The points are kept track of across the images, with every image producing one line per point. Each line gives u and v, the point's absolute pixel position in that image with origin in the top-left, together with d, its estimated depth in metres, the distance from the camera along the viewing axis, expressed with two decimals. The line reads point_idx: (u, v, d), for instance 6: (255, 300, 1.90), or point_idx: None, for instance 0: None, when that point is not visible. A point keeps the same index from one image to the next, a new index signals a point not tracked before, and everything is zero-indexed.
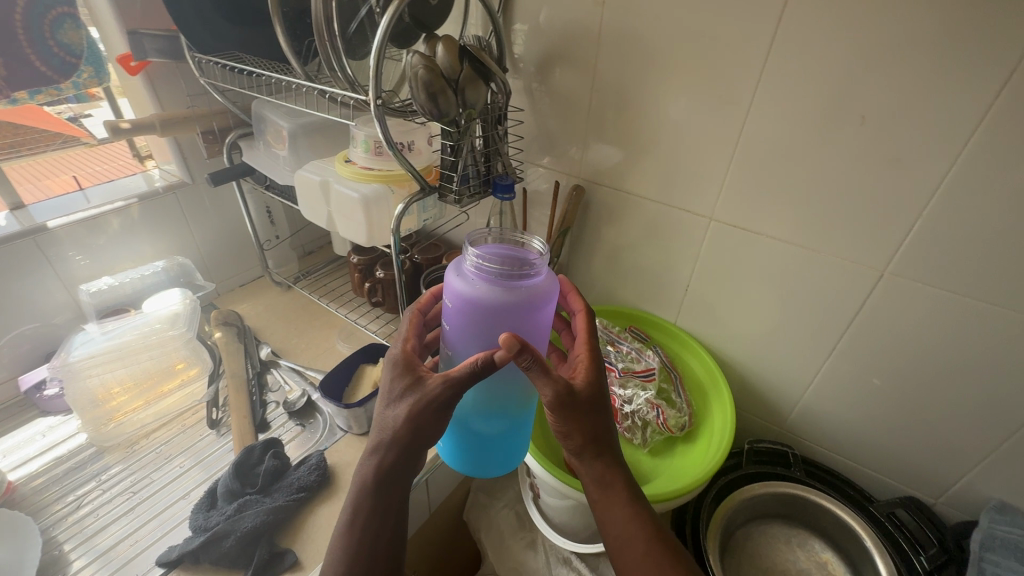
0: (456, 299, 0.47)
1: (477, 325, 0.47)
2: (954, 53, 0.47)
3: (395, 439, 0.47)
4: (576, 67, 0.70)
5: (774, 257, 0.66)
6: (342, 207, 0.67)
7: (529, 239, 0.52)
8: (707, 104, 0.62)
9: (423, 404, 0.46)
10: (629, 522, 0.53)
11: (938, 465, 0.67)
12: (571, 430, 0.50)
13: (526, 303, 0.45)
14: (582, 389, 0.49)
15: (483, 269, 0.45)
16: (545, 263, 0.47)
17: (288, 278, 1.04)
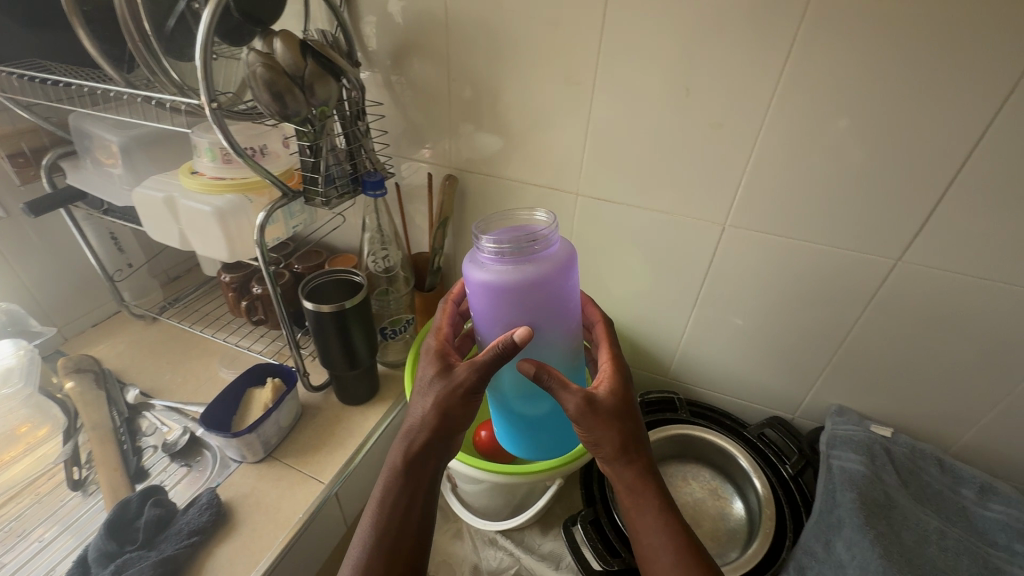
0: (473, 285, 0.49)
1: (497, 310, 0.49)
2: (748, 28, 0.53)
3: (425, 426, 0.52)
4: (430, 57, 0.70)
5: (637, 223, 0.72)
6: (194, 222, 0.61)
7: (534, 215, 0.54)
8: (557, 87, 0.65)
9: (447, 392, 0.51)
10: (660, 529, 0.53)
11: (790, 384, 0.78)
12: (601, 442, 0.51)
13: (541, 278, 0.47)
14: (605, 401, 0.51)
15: (499, 255, 0.48)
16: (554, 235, 0.49)
17: (151, 309, 0.94)
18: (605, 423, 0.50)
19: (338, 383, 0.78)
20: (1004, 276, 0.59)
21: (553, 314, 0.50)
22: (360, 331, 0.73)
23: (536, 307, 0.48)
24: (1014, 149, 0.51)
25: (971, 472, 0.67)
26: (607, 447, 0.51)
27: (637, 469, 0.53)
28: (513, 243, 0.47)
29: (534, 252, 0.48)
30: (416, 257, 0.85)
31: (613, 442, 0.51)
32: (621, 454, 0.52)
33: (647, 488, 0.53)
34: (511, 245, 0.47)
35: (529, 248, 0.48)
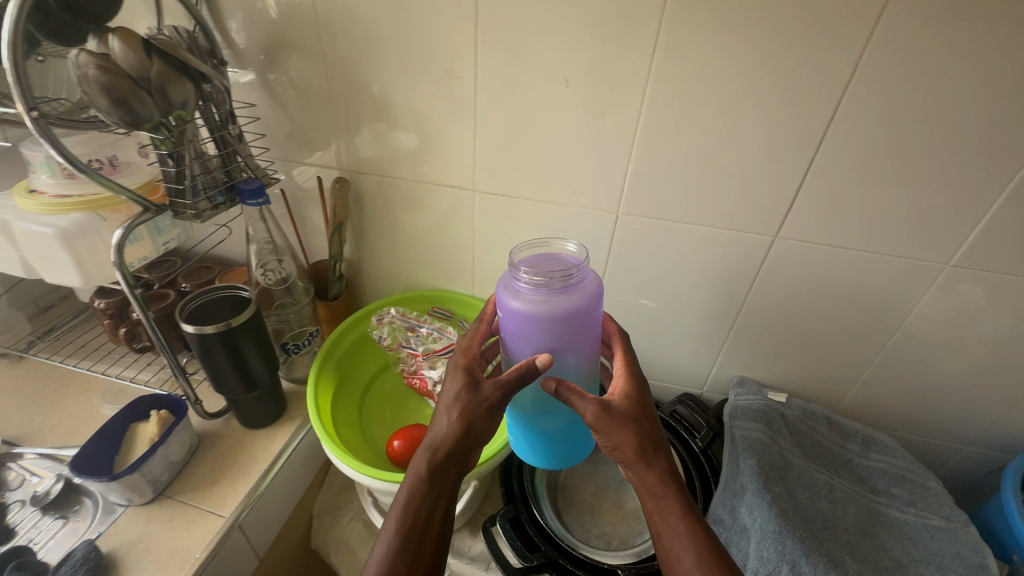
0: (510, 313, 0.51)
1: (529, 333, 0.52)
2: (615, 19, 0.54)
3: (448, 438, 0.52)
4: (304, 54, 0.66)
5: (536, 216, 0.72)
6: (36, 247, 0.55)
7: (565, 244, 0.56)
8: (440, 82, 0.63)
9: (473, 404, 0.52)
10: (684, 535, 0.51)
11: (695, 361, 0.82)
12: (619, 446, 0.52)
13: (573, 311, 0.50)
14: (624, 406, 0.52)
15: (534, 285, 0.50)
16: (587, 270, 0.52)
17: (15, 346, 0.83)
18: (624, 426, 0.51)
19: (237, 408, 0.73)
20: (864, 244, 0.64)
21: (579, 344, 0.53)
22: (255, 351, 0.68)
23: (564, 338, 0.51)
24: (858, 126, 0.56)
25: (854, 426, 0.73)
26: (627, 451, 0.51)
27: (659, 472, 0.52)
28: (548, 278, 0.50)
29: (570, 287, 0.50)
30: (315, 266, 0.81)
31: (631, 446, 0.51)
32: (639, 458, 0.52)
33: (669, 494, 0.52)
34: (546, 279, 0.50)
35: (563, 281, 0.50)
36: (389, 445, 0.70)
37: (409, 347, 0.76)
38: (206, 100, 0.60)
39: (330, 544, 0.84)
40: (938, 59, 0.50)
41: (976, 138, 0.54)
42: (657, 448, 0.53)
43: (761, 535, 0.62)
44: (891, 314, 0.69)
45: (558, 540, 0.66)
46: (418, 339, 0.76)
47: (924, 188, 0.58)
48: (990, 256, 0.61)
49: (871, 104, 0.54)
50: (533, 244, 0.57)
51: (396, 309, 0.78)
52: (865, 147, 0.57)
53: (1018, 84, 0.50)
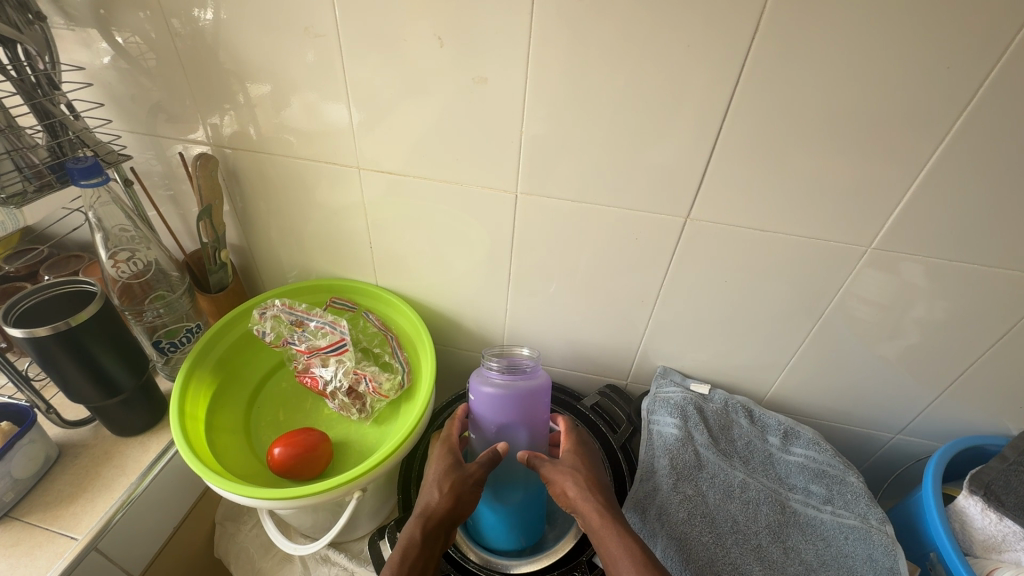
0: (479, 399, 0.64)
1: (490, 419, 0.64)
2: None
3: (436, 510, 0.56)
4: (140, 7, 0.56)
5: (431, 197, 0.65)
6: None
7: (522, 351, 0.70)
8: (299, 42, 0.55)
9: (460, 478, 0.58)
10: (629, 554, 0.50)
11: (616, 350, 0.77)
12: (562, 487, 0.57)
13: (524, 404, 0.63)
14: (565, 456, 0.60)
15: (493, 383, 0.63)
16: (540, 365, 0.66)
17: None
18: (565, 469, 0.58)
19: (104, 418, 0.65)
20: (782, 225, 0.58)
21: (535, 425, 0.64)
22: (109, 354, 0.60)
23: (523, 419, 0.63)
24: (764, 90, 0.49)
25: (775, 418, 0.69)
26: (569, 487, 0.56)
27: (598, 501, 0.55)
28: (511, 367, 0.64)
29: (523, 379, 0.63)
30: (193, 253, 0.72)
31: (573, 481, 0.57)
32: (576, 490, 0.56)
33: (609, 517, 0.54)
34: (509, 368, 0.64)
35: (515, 381, 0.63)
36: (271, 453, 0.64)
37: (291, 343, 0.69)
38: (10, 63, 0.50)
39: (230, 555, 0.78)
40: (850, 8, 0.43)
41: (893, 103, 0.48)
42: (600, 484, 0.58)
43: (666, 543, 0.58)
44: (811, 298, 0.64)
45: (451, 552, 0.63)
46: (308, 334, 0.70)
47: (839, 162, 0.52)
48: (911, 235, 0.56)
49: (778, 63, 0.47)
50: (500, 349, 0.70)
51: (282, 301, 0.70)
52: (774, 113, 0.50)
53: (937, 39, 0.44)
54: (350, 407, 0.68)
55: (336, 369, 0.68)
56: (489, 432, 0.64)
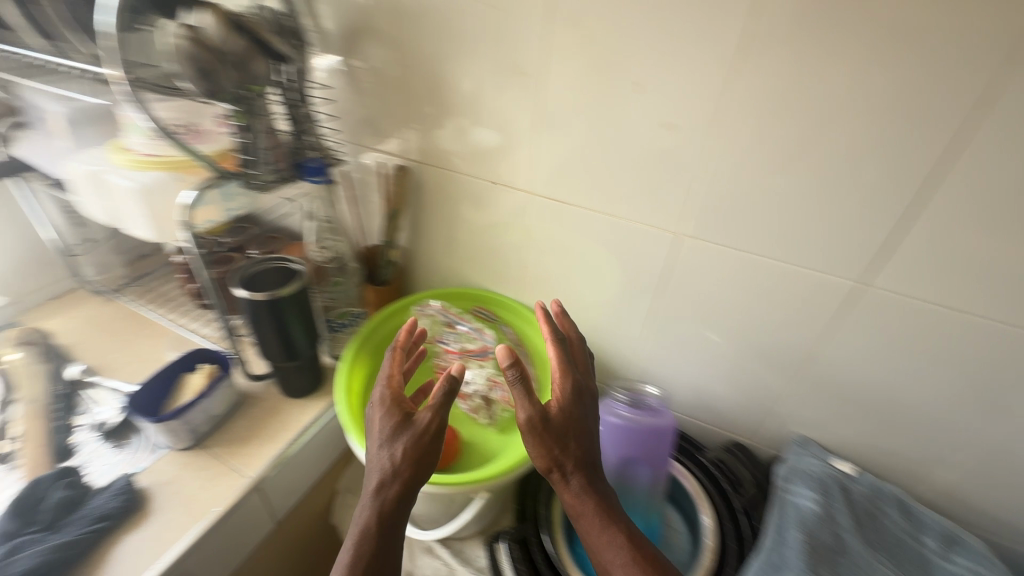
0: (602, 429, 0.66)
1: (615, 450, 0.65)
2: (693, 16, 0.49)
3: (398, 477, 0.49)
4: (377, 39, 0.66)
5: (591, 227, 0.68)
6: (117, 200, 0.59)
7: (645, 388, 0.71)
8: (506, 79, 0.62)
9: (417, 439, 0.51)
10: (615, 546, 0.49)
11: (751, 409, 0.74)
12: (545, 454, 0.50)
13: (647, 440, 0.64)
14: (553, 416, 0.52)
15: (617, 418, 0.65)
16: (665, 406, 0.67)
17: (110, 287, 0.93)
18: (554, 442, 0.50)
19: (278, 376, 0.76)
20: (978, 309, 0.54)
21: (657, 462, 0.65)
22: (299, 324, 0.70)
23: (645, 456, 0.64)
24: (982, 165, 0.46)
25: (934, 518, 0.62)
26: (548, 463, 0.50)
27: (581, 484, 0.51)
28: (636, 403, 0.66)
29: (648, 416, 0.65)
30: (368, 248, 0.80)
31: (554, 456, 0.50)
32: (562, 469, 0.50)
33: (592, 504, 0.50)
34: (634, 405, 0.66)
35: (639, 419, 0.64)
36: None
37: (445, 343, 0.77)
38: (283, 79, 0.61)
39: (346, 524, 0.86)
40: None
41: None
42: (587, 456, 0.52)
43: None
44: (998, 394, 0.58)
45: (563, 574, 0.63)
46: (458, 336, 0.76)
47: None
48: None
49: (1006, 138, 0.45)
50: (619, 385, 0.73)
51: (439, 304, 0.79)
52: (990, 187, 0.47)
53: None
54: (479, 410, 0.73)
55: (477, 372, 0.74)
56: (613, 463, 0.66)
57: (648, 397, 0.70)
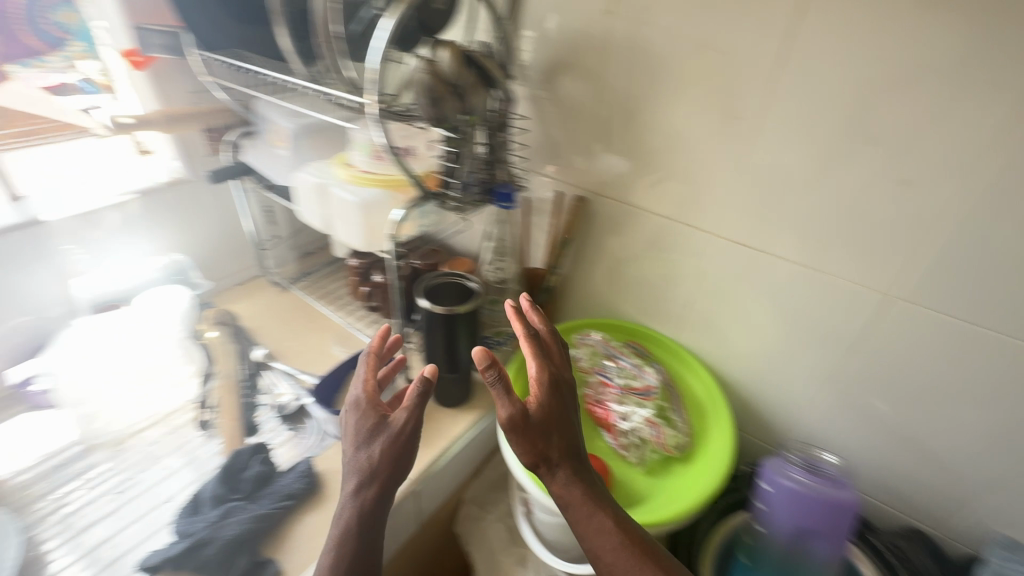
0: (776, 492, 0.62)
1: (790, 518, 0.61)
2: (953, 66, 0.47)
3: (374, 477, 0.54)
4: (581, 74, 0.69)
5: (781, 276, 0.65)
6: (340, 211, 0.65)
7: (818, 452, 0.66)
8: (715, 120, 0.61)
9: (393, 439, 0.55)
10: (605, 536, 0.48)
11: (946, 500, 0.65)
12: (530, 450, 0.50)
13: (829, 512, 0.59)
14: (537, 408, 0.51)
15: (794, 482, 0.60)
16: (846, 476, 0.61)
17: (285, 279, 1.03)
18: (536, 434, 0.50)
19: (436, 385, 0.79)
20: None
21: (837, 537, 0.60)
22: (466, 338, 0.72)
23: (826, 529, 0.59)
24: None
25: None
26: (536, 458, 0.50)
27: (569, 474, 0.50)
28: (814, 469, 0.62)
29: (831, 485, 0.60)
30: (529, 269, 0.81)
31: (540, 450, 0.50)
32: (548, 462, 0.50)
33: (579, 493, 0.49)
34: (812, 470, 0.62)
35: (819, 487, 0.60)
36: None
37: (605, 375, 0.74)
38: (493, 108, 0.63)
39: (472, 537, 0.87)
40: None
41: None
42: (567, 445, 0.51)
43: None
44: None
45: None
46: (618, 370, 0.73)
47: None
48: None
49: None
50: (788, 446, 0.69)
51: (600, 335, 0.78)
52: None
53: None
54: (631, 447, 0.70)
55: (635, 411, 0.70)
56: (787, 531, 0.62)
57: (825, 463, 0.65)
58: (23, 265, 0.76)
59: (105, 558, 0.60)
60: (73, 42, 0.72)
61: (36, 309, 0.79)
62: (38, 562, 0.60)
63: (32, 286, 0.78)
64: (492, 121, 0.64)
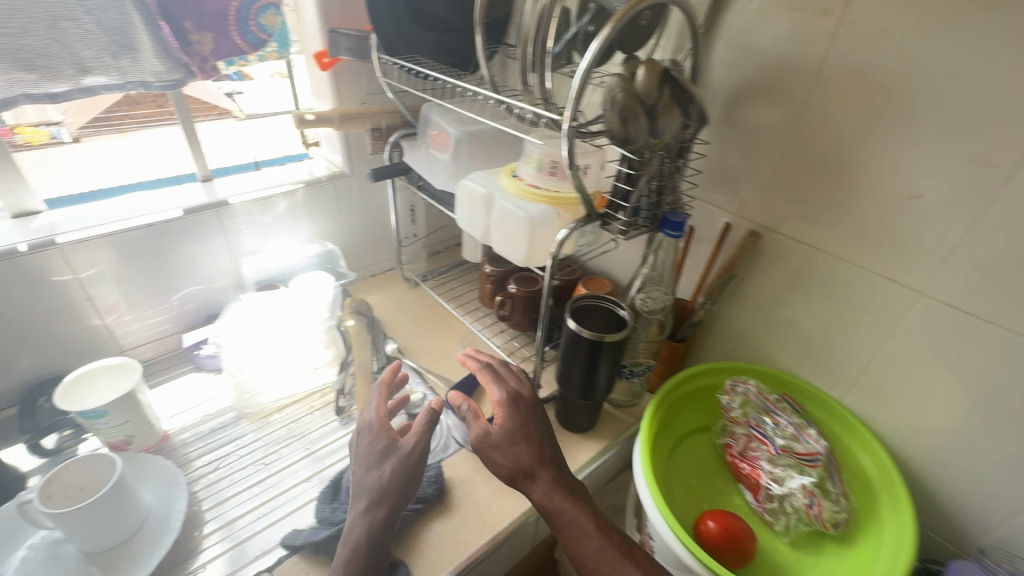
0: None
1: None
2: None
3: (382, 497, 0.56)
4: (779, 100, 0.63)
5: (1006, 353, 0.54)
6: (505, 223, 0.64)
7: None
8: (950, 164, 0.52)
9: (399, 460, 0.59)
10: (590, 534, 0.54)
11: None
12: (510, 460, 0.59)
13: None
14: (505, 424, 0.61)
15: None
16: None
17: (416, 276, 1.06)
18: (505, 445, 0.59)
19: (563, 405, 0.77)
20: None
21: None
22: (608, 366, 0.68)
23: None
24: None
25: None
26: (512, 466, 0.58)
27: (546, 478, 0.58)
28: None
29: None
30: (679, 301, 0.77)
31: (514, 459, 0.59)
32: (527, 472, 0.58)
33: (558, 498, 0.56)
34: None
35: None
36: (702, 523, 0.64)
37: (760, 431, 0.66)
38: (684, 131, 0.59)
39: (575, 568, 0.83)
40: None
41: None
42: (541, 451, 0.59)
43: None
44: None
45: None
46: (776, 429, 0.65)
47: None
48: None
49: None
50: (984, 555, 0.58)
51: (755, 384, 0.70)
52: None
53: None
54: (779, 514, 0.64)
55: (791, 477, 0.62)
56: None
57: None
58: (206, 240, 0.84)
59: (241, 535, 0.64)
60: (269, 43, 0.83)
61: (207, 280, 0.88)
62: (197, 517, 0.66)
63: (211, 259, 0.87)
64: (677, 144, 0.60)
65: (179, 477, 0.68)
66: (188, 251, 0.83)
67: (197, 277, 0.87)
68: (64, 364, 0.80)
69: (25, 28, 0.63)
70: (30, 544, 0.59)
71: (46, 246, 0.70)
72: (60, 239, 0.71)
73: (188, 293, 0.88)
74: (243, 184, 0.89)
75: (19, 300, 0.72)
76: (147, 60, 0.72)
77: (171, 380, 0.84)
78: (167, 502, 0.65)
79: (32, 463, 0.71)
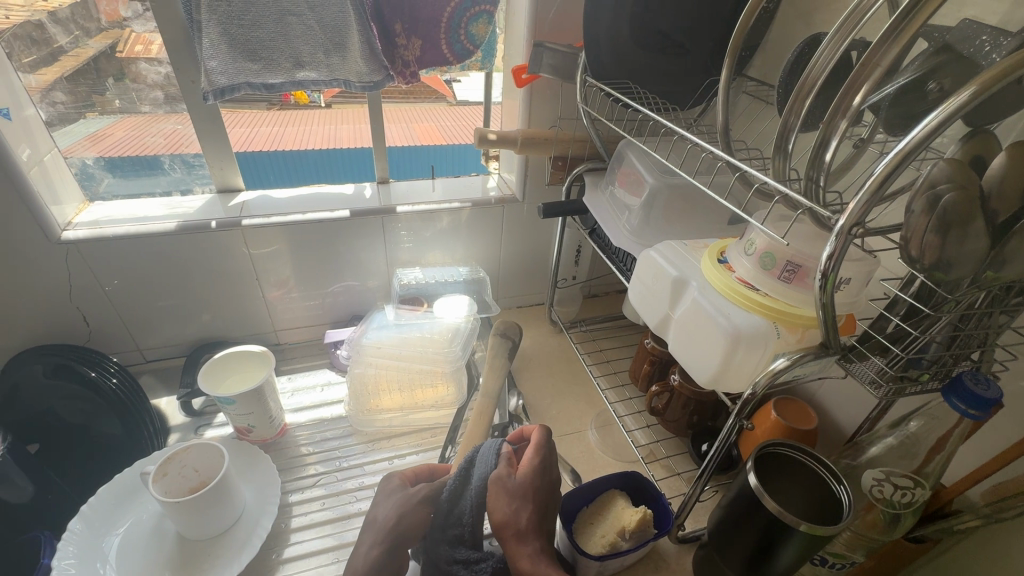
0: None
1: None
2: None
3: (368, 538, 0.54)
4: None
5: None
6: (693, 323, 0.47)
7: None
8: None
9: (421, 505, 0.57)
10: None
11: None
12: (516, 513, 0.53)
13: None
14: (521, 479, 0.55)
15: None
16: None
17: (565, 321, 0.94)
18: (513, 496, 0.54)
19: (706, 560, 0.57)
20: None
21: None
22: (792, 556, 0.46)
23: None
24: None
25: None
26: (512, 517, 0.52)
27: (536, 546, 0.51)
28: None
29: None
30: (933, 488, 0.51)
31: (516, 512, 0.53)
32: (520, 526, 0.52)
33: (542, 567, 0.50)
34: None
35: None
36: None
37: None
38: None
39: None
40: None
41: None
42: (543, 518, 0.53)
43: None
44: None
45: None
46: None
47: None
48: None
49: None
50: None
51: None
52: None
53: None
54: None
55: None
56: None
57: None
58: (369, 243, 0.83)
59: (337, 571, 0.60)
60: (475, 54, 0.75)
61: (360, 279, 0.87)
62: (280, 536, 0.63)
63: (369, 261, 0.85)
64: None
65: (275, 488, 0.65)
66: (351, 252, 0.83)
67: (352, 275, 0.87)
68: (227, 331, 0.85)
69: (256, 22, 0.65)
70: (144, 509, 0.62)
71: (233, 226, 0.74)
72: (245, 222, 0.75)
73: (339, 289, 0.87)
74: (415, 191, 0.86)
75: (205, 269, 0.77)
76: (353, 59, 0.70)
77: (309, 371, 0.86)
78: (256, 517, 0.62)
79: (179, 419, 0.77)
